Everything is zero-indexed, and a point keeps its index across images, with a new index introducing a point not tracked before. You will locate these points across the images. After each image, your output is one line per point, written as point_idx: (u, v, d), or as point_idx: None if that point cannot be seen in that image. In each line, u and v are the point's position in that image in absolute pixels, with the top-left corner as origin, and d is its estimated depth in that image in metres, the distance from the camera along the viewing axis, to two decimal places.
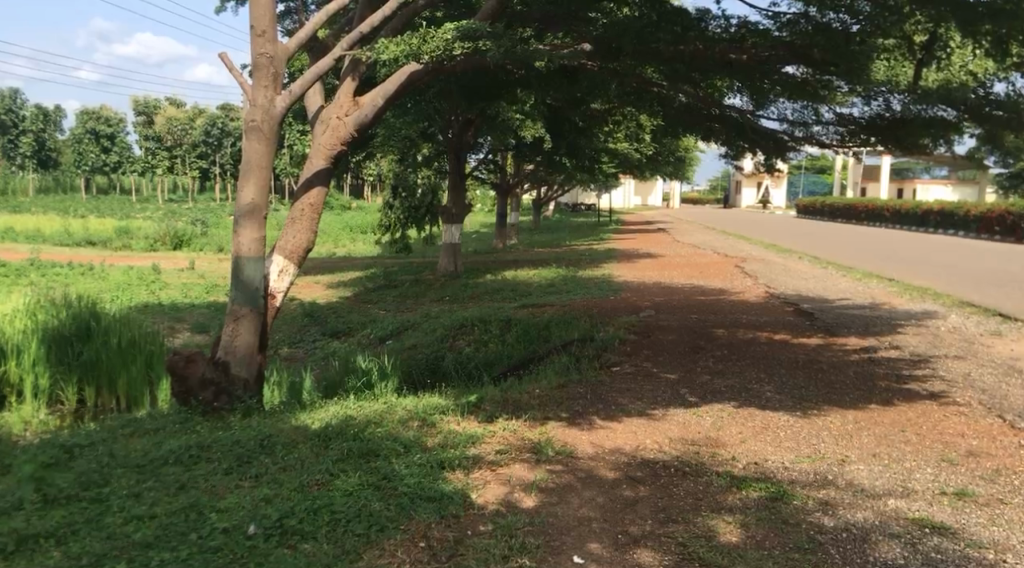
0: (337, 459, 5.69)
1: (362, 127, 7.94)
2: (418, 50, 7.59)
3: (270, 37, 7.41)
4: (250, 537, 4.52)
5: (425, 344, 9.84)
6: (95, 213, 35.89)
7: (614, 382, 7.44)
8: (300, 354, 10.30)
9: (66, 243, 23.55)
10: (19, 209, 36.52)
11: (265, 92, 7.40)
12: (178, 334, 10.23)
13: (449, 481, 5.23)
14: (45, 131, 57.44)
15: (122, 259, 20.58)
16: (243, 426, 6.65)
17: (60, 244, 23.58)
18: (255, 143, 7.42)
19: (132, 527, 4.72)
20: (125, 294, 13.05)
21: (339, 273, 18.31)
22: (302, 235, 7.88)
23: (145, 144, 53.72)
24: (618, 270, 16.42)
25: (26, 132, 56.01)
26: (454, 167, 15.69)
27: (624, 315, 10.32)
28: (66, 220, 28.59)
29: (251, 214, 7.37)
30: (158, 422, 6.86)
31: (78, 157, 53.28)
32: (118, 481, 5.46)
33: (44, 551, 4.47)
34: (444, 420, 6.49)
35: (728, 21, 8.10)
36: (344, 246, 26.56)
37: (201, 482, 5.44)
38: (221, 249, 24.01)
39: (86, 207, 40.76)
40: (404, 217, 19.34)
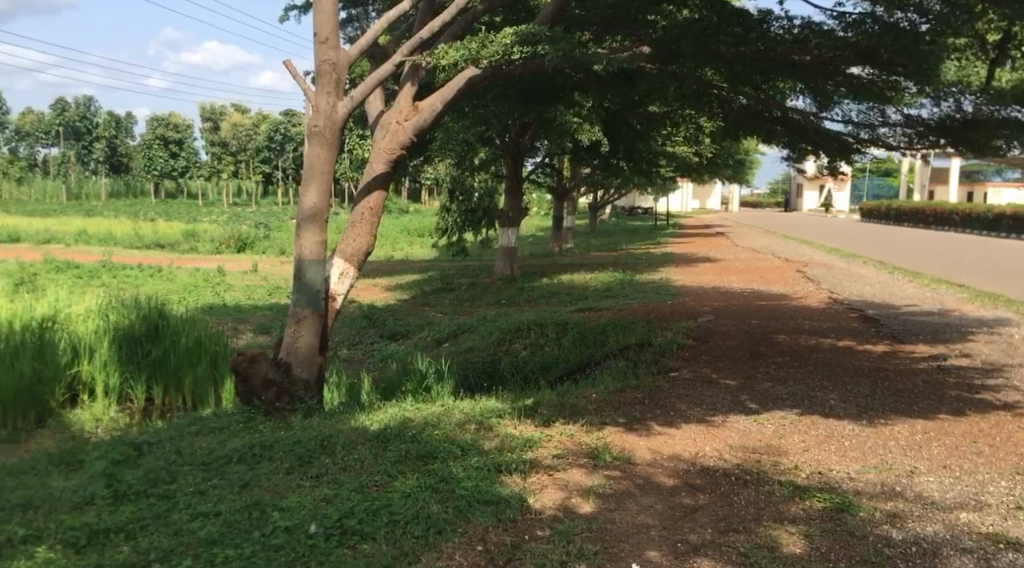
0: (396, 460, 5.75)
1: (421, 132, 8.00)
2: (477, 55, 7.67)
3: (333, 43, 7.53)
4: (310, 537, 4.59)
5: (482, 347, 9.87)
6: (165, 217, 36.99)
7: (672, 388, 7.37)
8: (359, 355, 10.44)
9: (136, 246, 24.29)
10: (94, 214, 37.86)
11: (327, 98, 7.53)
12: (241, 334, 10.46)
13: (506, 484, 5.24)
14: (117, 137, 59.39)
15: (189, 261, 21.14)
16: (304, 426, 6.76)
17: (132, 246, 24.35)
18: (318, 148, 7.54)
19: (198, 524, 4.83)
20: (192, 295, 13.40)
21: (398, 276, 18.51)
22: (362, 240, 7.98)
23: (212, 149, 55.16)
24: (676, 274, 16.27)
25: (100, 138, 58.00)
26: (511, 171, 15.89)
27: (683, 320, 10.20)
28: (138, 224, 29.52)
29: (314, 218, 7.49)
30: (222, 421, 7.03)
31: (148, 162, 54.93)
32: (184, 478, 5.60)
33: (114, 546, 4.60)
34: (501, 423, 6.51)
35: (791, 21, 7.96)
36: (403, 250, 26.86)
37: (264, 481, 5.55)
38: (284, 251, 24.46)
39: (157, 211, 42.07)
40: (461, 220, 19.45)
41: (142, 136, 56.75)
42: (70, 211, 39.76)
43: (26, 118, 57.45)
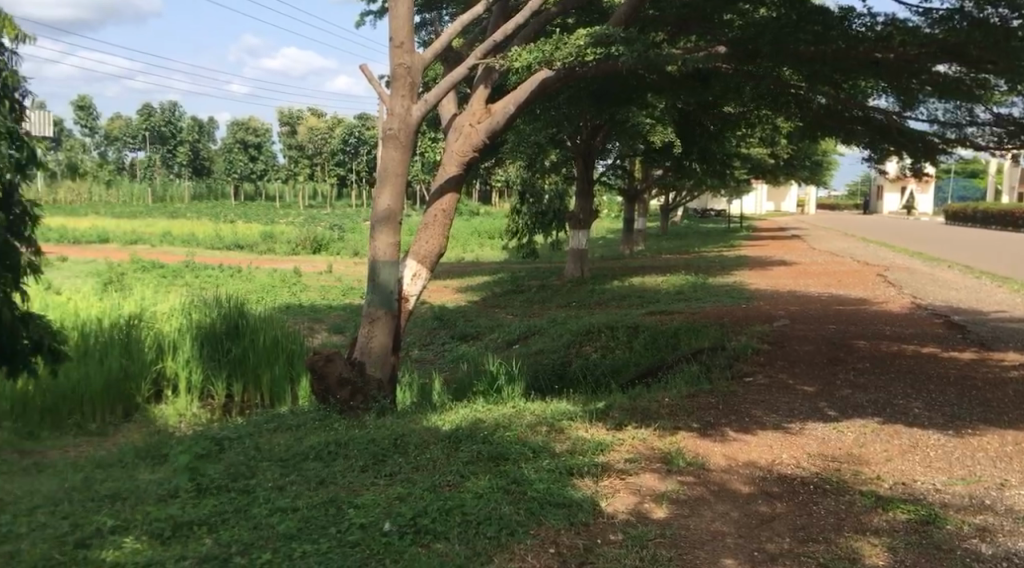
0: (468, 460, 5.79)
1: (494, 134, 8.03)
2: (550, 57, 7.68)
3: (408, 48, 7.63)
4: (385, 534, 4.66)
5: (552, 349, 9.87)
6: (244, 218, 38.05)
7: (747, 393, 7.24)
8: (430, 356, 10.56)
9: (217, 247, 25.05)
10: (178, 216, 39.22)
11: (402, 101, 7.64)
12: (317, 334, 10.68)
13: (578, 488, 5.22)
14: (200, 141, 61.38)
15: (266, 261, 21.70)
16: (377, 425, 6.86)
17: (213, 247, 25.13)
18: (392, 151, 7.65)
19: (277, 519, 4.95)
20: (269, 295, 13.75)
21: (469, 277, 18.66)
22: (435, 241, 8.06)
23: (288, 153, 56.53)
24: (749, 277, 15.99)
25: (184, 142, 60.02)
26: (582, 173, 15.86)
27: (757, 324, 10.01)
28: (219, 226, 30.45)
29: (388, 220, 7.60)
30: (298, 419, 7.20)
31: (228, 166, 56.59)
32: (263, 474, 5.75)
33: (197, 538, 4.75)
34: (573, 426, 6.49)
35: (874, 18, 7.69)
36: (473, 251, 27.06)
37: (339, 478, 5.66)
38: (357, 253, 24.89)
39: (238, 213, 43.36)
40: (531, 222, 19.48)
41: (222, 140, 58.51)
42: (156, 213, 41.24)
43: (115, 124, 59.85)
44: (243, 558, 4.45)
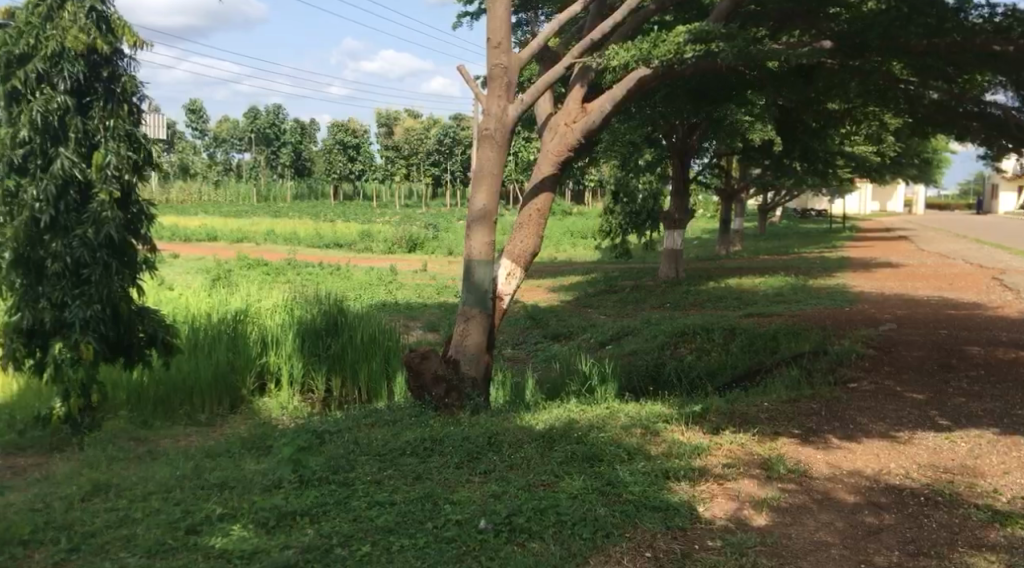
0: (563, 460, 5.78)
1: (590, 134, 7.99)
2: (648, 54, 7.60)
3: (505, 48, 7.67)
4: (480, 531, 4.70)
5: (646, 350, 9.76)
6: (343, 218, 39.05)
7: (852, 400, 6.99)
8: (523, 355, 10.60)
9: (318, 246, 25.80)
10: (282, 215, 40.58)
11: (499, 102, 7.68)
12: (412, 331, 10.87)
13: (674, 492, 5.14)
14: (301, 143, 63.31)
15: (364, 260, 22.22)
16: (472, 423, 6.92)
17: (314, 245, 25.89)
18: (488, 150, 7.71)
19: (376, 512, 5.06)
20: (367, 293, 14.07)
21: (562, 277, 18.64)
22: (529, 241, 8.08)
23: (385, 153, 57.69)
24: (852, 279, 15.44)
25: (286, 144, 62.02)
26: (677, 173, 15.64)
27: (862, 328, 9.65)
28: (320, 225, 31.35)
29: (484, 219, 7.66)
30: (395, 414, 7.33)
31: (328, 166, 58.19)
32: (362, 467, 5.88)
33: (300, 528, 4.90)
34: (668, 429, 6.41)
35: (992, 10, 7.34)
36: (567, 251, 27.03)
37: (435, 474, 5.74)
38: (452, 251, 25.19)
39: (338, 212, 44.54)
40: (625, 222, 19.31)
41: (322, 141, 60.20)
42: (261, 212, 42.75)
43: (223, 127, 62.35)
44: (343, 550, 4.57)
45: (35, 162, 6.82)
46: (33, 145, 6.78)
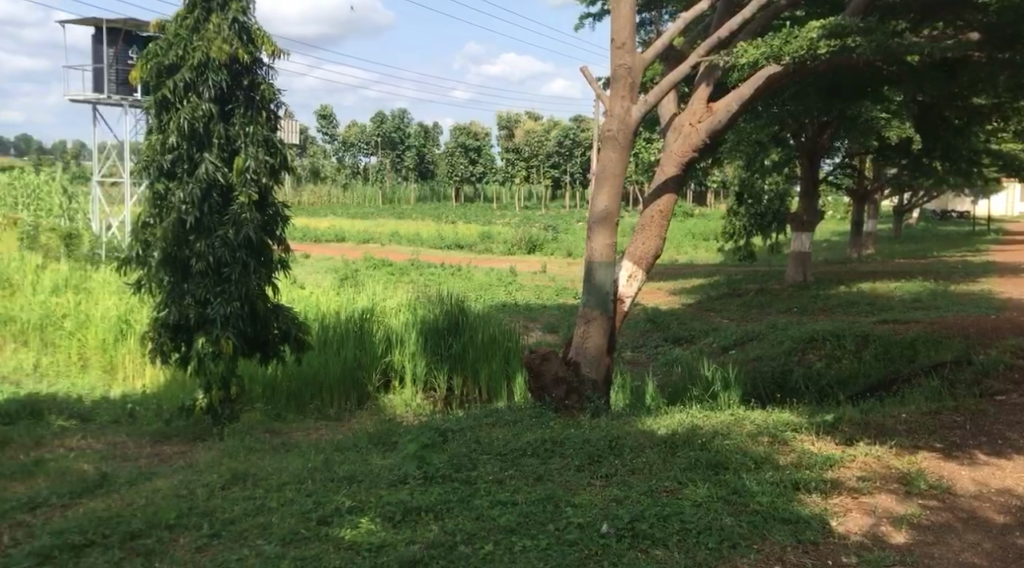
0: (686, 466, 5.68)
1: (715, 134, 7.81)
2: (779, 52, 7.42)
3: (629, 48, 7.59)
4: (603, 536, 4.66)
5: (772, 356, 9.47)
6: (464, 219, 39.72)
7: (1000, 414, 6.56)
8: (643, 358, 10.49)
9: (440, 247, 26.30)
10: (406, 217, 41.61)
11: (622, 102, 7.62)
12: (532, 332, 10.93)
13: (804, 504, 4.96)
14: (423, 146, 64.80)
15: (483, 261, 22.53)
16: (593, 425, 6.90)
17: (436, 247, 26.45)
18: (611, 152, 7.66)
19: (498, 512, 5.11)
20: (487, 294, 14.24)
21: (684, 280, 18.33)
22: (651, 243, 7.97)
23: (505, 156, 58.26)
24: (998, 285, 14.49)
25: (410, 147, 63.59)
26: (806, 173, 15.14)
27: (1010, 337, 9.04)
28: (442, 226, 31.97)
29: (606, 220, 7.61)
30: (516, 415, 7.39)
31: (450, 169, 59.27)
32: (484, 466, 5.95)
33: (424, 524, 5.00)
34: (797, 438, 6.19)
35: None
36: (688, 253, 26.56)
37: (557, 475, 5.74)
38: (572, 253, 25.19)
39: (459, 214, 45.29)
40: (749, 223, 18.81)
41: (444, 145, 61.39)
42: (386, 214, 43.98)
43: (351, 131, 64.56)
44: (467, 547, 4.63)
45: (182, 166, 7.24)
46: (181, 150, 7.21)
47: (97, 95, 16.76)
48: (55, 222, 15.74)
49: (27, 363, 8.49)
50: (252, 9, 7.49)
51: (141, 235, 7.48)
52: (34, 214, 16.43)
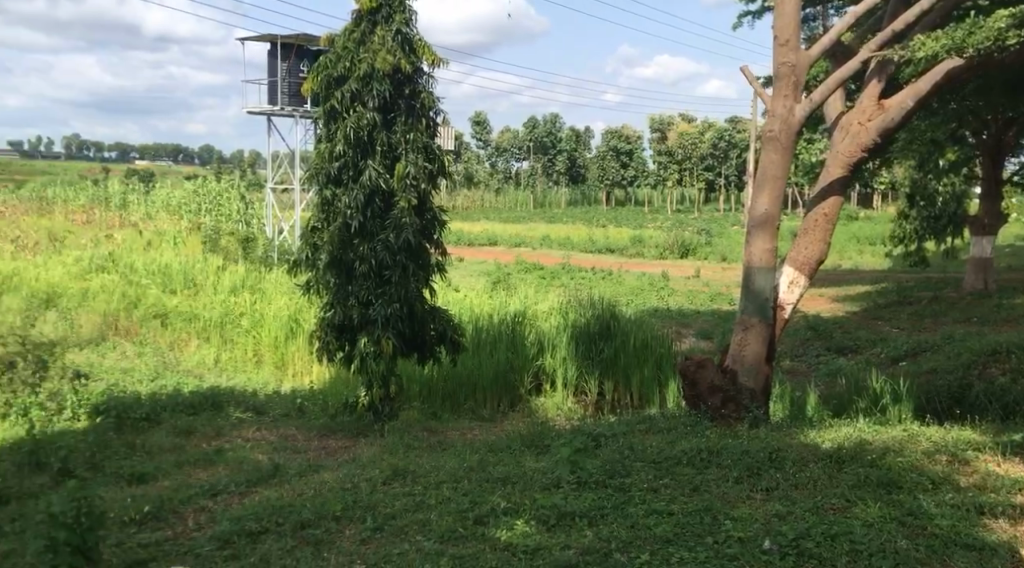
0: (854, 483, 5.39)
1: (886, 133, 7.38)
2: (961, 44, 6.95)
3: (794, 45, 7.30)
4: (765, 552, 4.49)
5: (948, 369, 8.84)
6: (615, 223, 39.52)
7: None
8: (803, 368, 10.05)
9: (591, 251, 26.28)
10: (557, 220, 41.87)
11: (784, 101, 7.31)
12: (685, 338, 10.71)
13: (990, 530, 4.62)
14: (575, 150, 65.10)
15: (635, 265, 22.31)
16: (751, 436, 6.67)
17: (587, 250, 26.44)
18: (772, 153, 7.39)
19: (654, 521, 5.03)
20: (639, 298, 14.09)
21: (848, 286, 17.45)
22: (814, 248, 7.63)
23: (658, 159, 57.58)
24: None
25: (560, 151, 63.93)
26: (988, 173, 14.07)
27: None
28: (593, 230, 31.91)
29: (765, 224, 7.36)
30: (670, 422, 7.25)
31: (601, 173, 59.16)
32: (638, 474, 5.87)
33: (579, 529, 4.99)
34: (980, 459, 5.75)
35: None
36: (852, 258, 25.26)
37: (714, 486, 5.59)
38: (726, 257, 24.52)
39: (610, 217, 45.08)
40: (921, 227, 17.67)
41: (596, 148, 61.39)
42: (537, 217, 44.39)
43: (503, 137, 65.69)
44: (623, 555, 4.57)
45: (348, 173, 7.58)
46: (347, 158, 7.55)
47: (272, 107, 17.87)
48: (232, 227, 16.88)
49: (209, 358, 9.14)
50: (415, 21, 7.75)
51: (310, 239, 7.90)
52: (216, 219, 17.70)
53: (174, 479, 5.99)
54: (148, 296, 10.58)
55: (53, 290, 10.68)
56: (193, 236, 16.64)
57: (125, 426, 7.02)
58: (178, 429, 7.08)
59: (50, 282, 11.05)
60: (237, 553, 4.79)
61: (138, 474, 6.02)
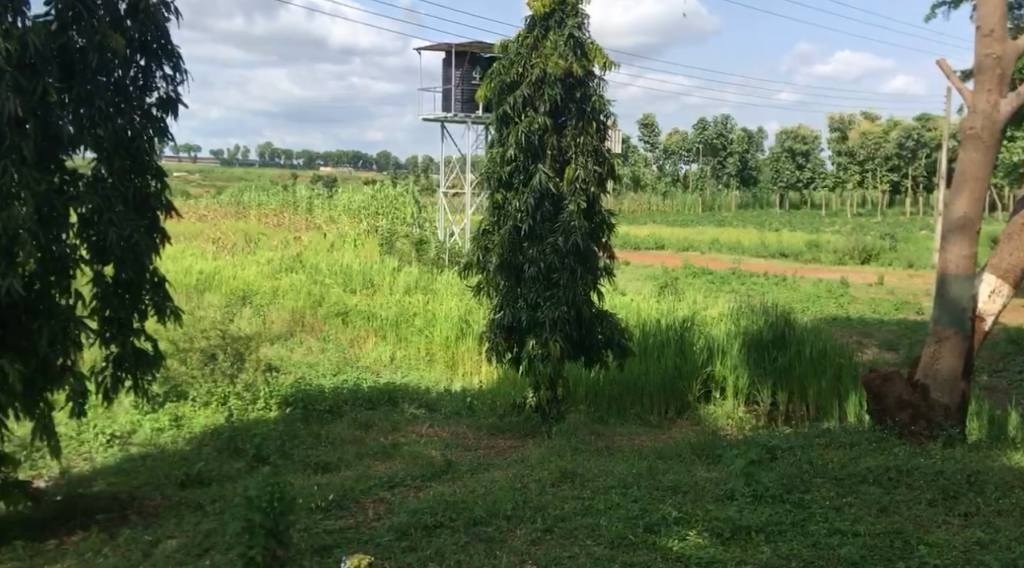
0: None
1: None
2: None
3: (999, 36, 6.72)
4: None
5: None
6: (789, 227, 38.00)
7: None
8: (1003, 384, 9.24)
9: (764, 256, 25.38)
10: (727, 224, 40.78)
11: (988, 96, 6.75)
12: (867, 349, 10.12)
13: None
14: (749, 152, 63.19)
15: (811, 271, 21.34)
16: (945, 456, 6.19)
17: (759, 255, 25.57)
18: (972, 152, 6.83)
19: (838, 540, 4.76)
20: (817, 306, 13.45)
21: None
22: (1021, 254, 6.95)
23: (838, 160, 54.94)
24: None
25: (730, 154, 62.23)
26: None
27: None
28: (765, 234, 30.82)
29: (963, 229, 6.82)
30: (852, 437, 6.85)
31: (776, 175, 57.09)
32: (819, 490, 5.58)
33: (756, 544, 4.79)
34: None
35: None
36: None
37: (904, 508, 5.23)
38: (913, 264, 22.98)
39: (784, 221, 43.38)
40: None
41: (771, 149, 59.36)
42: (706, 221, 43.41)
43: (672, 140, 64.76)
44: None
45: (519, 177, 7.68)
46: (518, 162, 7.65)
47: (445, 114, 18.48)
48: (407, 230, 17.57)
49: (385, 355, 9.55)
50: (588, 25, 7.74)
51: (481, 242, 8.07)
52: (392, 222, 18.51)
53: (355, 470, 6.29)
54: (330, 296, 11.18)
55: (248, 287, 11.53)
56: (371, 238, 17.49)
57: (310, 417, 7.45)
58: (358, 422, 7.43)
59: (246, 280, 11.94)
60: (414, 545, 4.94)
61: (323, 464, 6.36)
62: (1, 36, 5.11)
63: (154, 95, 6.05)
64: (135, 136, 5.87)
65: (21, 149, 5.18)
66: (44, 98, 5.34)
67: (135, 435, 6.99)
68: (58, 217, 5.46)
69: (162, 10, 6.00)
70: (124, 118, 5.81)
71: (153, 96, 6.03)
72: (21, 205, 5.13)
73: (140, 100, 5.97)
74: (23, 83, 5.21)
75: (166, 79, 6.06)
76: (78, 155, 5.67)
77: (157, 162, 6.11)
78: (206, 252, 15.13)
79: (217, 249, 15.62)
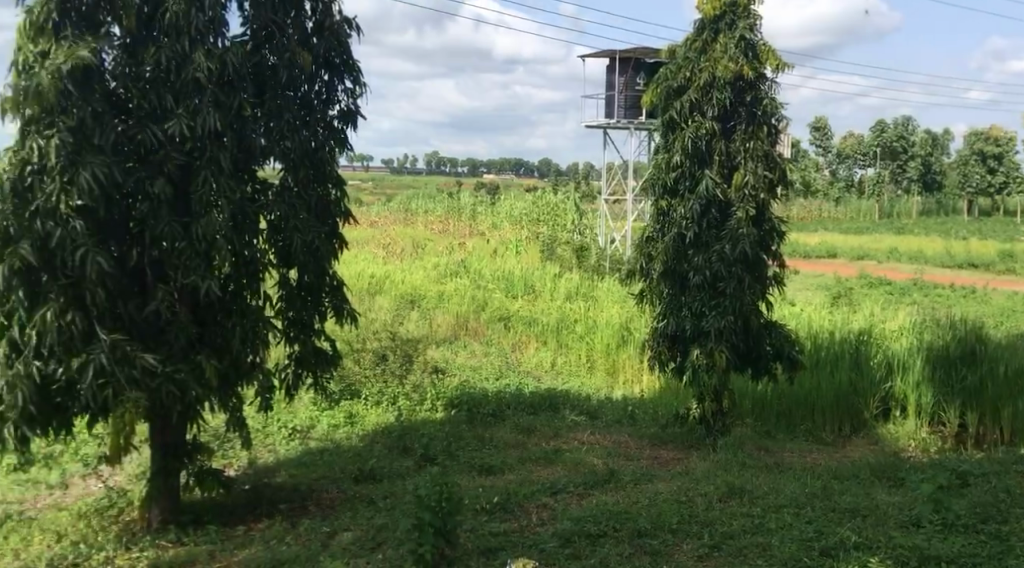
0: None
1: None
2: None
3: None
4: None
5: None
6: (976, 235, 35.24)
7: None
8: None
9: (948, 266, 23.67)
10: (905, 231, 38.32)
11: None
12: None
13: None
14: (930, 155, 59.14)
15: (1003, 283, 19.69)
16: None
17: (944, 265, 23.86)
18: None
19: None
20: (1012, 320, 12.39)
21: None
22: None
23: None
24: None
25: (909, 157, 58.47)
26: None
27: None
28: (949, 242, 28.74)
29: None
30: None
31: (961, 179, 53.14)
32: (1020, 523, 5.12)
33: None
34: None
35: None
36: None
37: None
38: None
39: (970, 228, 40.28)
40: None
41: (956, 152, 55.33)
42: (882, 228, 41.00)
43: (843, 142, 61.66)
44: None
45: (685, 184, 7.53)
46: (684, 168, 7.49)
47: (608, 120, 18.45)
48: (569, 237, 17.66)
49: (547, 361, 9.61)
50: (760, 26, 7.48)
51: (645, 249, 7.96)
52: (553, 229, 18.65)
53: (518, 474, 6.36)
54: (493, 301, 11.41)
55: (416, 291, 11.96)
56: (533, 245, 17.70)
57: (475, 420, 7.61)
58: (521, 427, 7.51)
59: (414, 284, 12.38)
60: (578, 553, 4.93)
61: (488, 466, 6.48)
62: (206, 56, 5.46)
63: (335, 107, 6.39)
64: (318, 147, 6.23)
65: (221, 161, 5.57)
66: (241, 113, 5.71)
67: (313, 430, 7.39)
68: (250, 224, 5.83)
69: (345, 27, 6.35)
70: (308, 130, 6.19)
71: (335, 108, 6.38)
72: (220, 213, 5.53)
73: (323, 113, 6.32)
74: (223, 99, 5.59)
75: (347, 92, 6.39)
76: (268, 165, 6.04)
77: (337, 171, 6.47)
78: (377, 257, 15.83)
79: (387, 254, 16.31)
